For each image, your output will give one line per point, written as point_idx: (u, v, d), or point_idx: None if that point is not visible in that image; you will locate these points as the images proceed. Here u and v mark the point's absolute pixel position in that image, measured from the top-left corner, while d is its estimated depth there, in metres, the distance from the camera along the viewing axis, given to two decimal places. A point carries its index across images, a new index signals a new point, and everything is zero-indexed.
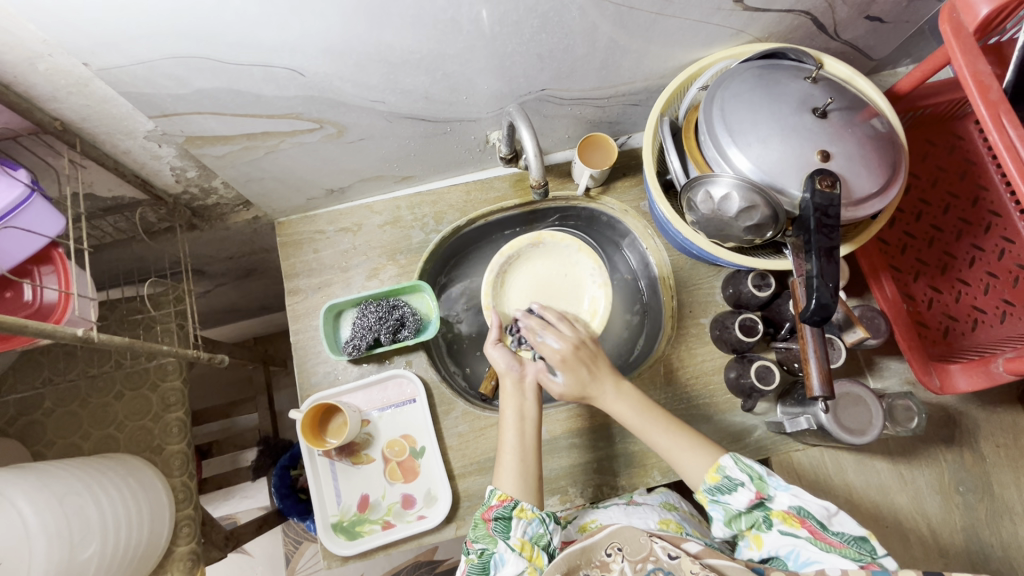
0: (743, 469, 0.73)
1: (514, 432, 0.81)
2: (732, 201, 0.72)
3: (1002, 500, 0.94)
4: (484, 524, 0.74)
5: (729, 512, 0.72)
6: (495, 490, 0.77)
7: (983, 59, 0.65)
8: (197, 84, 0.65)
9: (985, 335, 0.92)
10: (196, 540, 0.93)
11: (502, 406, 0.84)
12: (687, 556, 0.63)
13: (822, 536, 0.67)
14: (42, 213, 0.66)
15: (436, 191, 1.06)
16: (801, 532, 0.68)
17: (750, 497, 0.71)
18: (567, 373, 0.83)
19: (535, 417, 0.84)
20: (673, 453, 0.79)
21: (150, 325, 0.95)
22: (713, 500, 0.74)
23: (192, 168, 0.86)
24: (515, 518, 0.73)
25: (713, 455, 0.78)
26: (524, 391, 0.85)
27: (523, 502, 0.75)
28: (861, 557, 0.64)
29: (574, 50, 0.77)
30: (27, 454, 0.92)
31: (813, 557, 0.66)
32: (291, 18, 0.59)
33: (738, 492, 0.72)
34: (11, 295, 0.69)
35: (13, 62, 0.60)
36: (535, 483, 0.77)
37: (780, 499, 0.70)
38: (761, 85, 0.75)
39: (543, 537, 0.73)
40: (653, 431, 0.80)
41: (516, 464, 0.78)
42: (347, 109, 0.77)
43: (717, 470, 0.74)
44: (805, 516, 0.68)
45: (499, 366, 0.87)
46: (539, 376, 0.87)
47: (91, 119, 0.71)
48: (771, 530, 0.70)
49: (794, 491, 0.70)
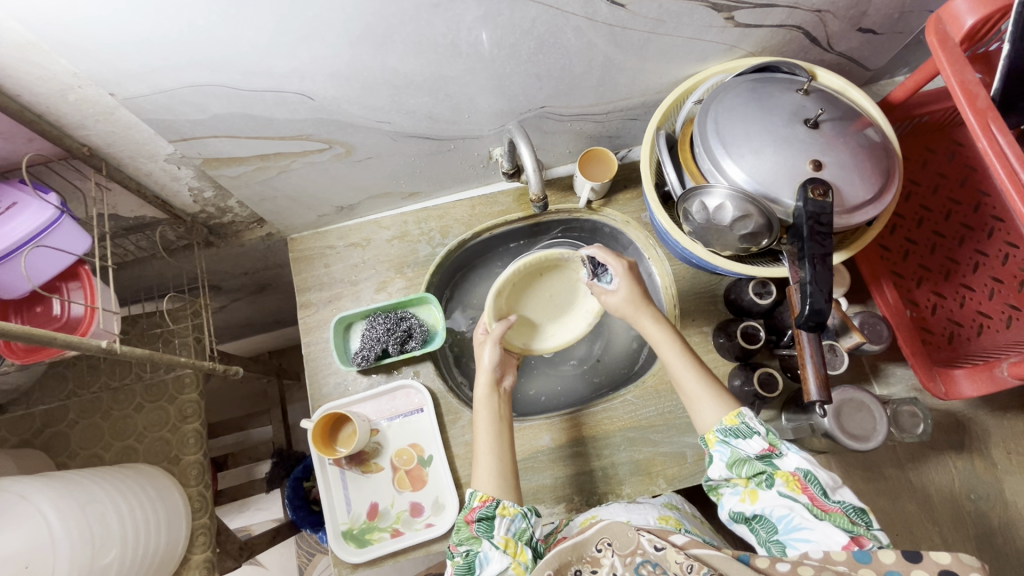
0: (763, 422, 0.71)
1: (489, 433, 0.84)
2: (726, 210, 0.74)
3: (1014, 507, 0.93)
4: (467, 526, 0.75)
5: (735, 455, 0.71)
6: (476, 491, 0.78)
7: (970, 68, 0.67)
8: (213, 110, 0.69)
9: (991, 340, 0.92)
10: (211, 549, 0.95)
11: (475, 407, 0.87)
12: (673, 547, 0.63)
13: (819, 503, 0.65)
14: (70, 233, 0.71)
15: (442, 206, 1.10)
16: (800, 497, 0.66)
17: (762, 447, 0.69)
18: (622, 282, 0.87)
19: (509, 418, 0.87)
20: (696, 396, 0.78)
21: (168, 339, 1.00)
22: (723, 441, 0.72)
23: (208, 188, 0.91)
24: (498, 516, 0.74)
25: (729, 405, 0.76)
26: (500, 394, 0.89)
27: (504, 500, 0.76)
28: (853, 527, 0.63)
29: (571, 68, 0.80)
30: (51, 463, 0.96)
31: (803, 523, 0.66)
32: (300, 46, 0.63)
33: (751, 439, 0.70)
34: (42, 310, 0.74)
35: (45, 94, 0.65)
36: (512, 481, 0.79)
37: (788, 460, 0.68)
38: (754, 98, 0.77)
39: (526, 531, 0.75)
40: (664, 346, 0.82)
41: (493, 463, 0.80)
42: (354, 130, 0.81)
43: (737, 414, 0.72)
44: (809, 482, 0.66)
45: (483, 363, 0.90)
46: (513, 386, 0.92)
47: (115, 144, 0.76)
48: (770, 489, 0.69)
49: (804, 456, 0.68)
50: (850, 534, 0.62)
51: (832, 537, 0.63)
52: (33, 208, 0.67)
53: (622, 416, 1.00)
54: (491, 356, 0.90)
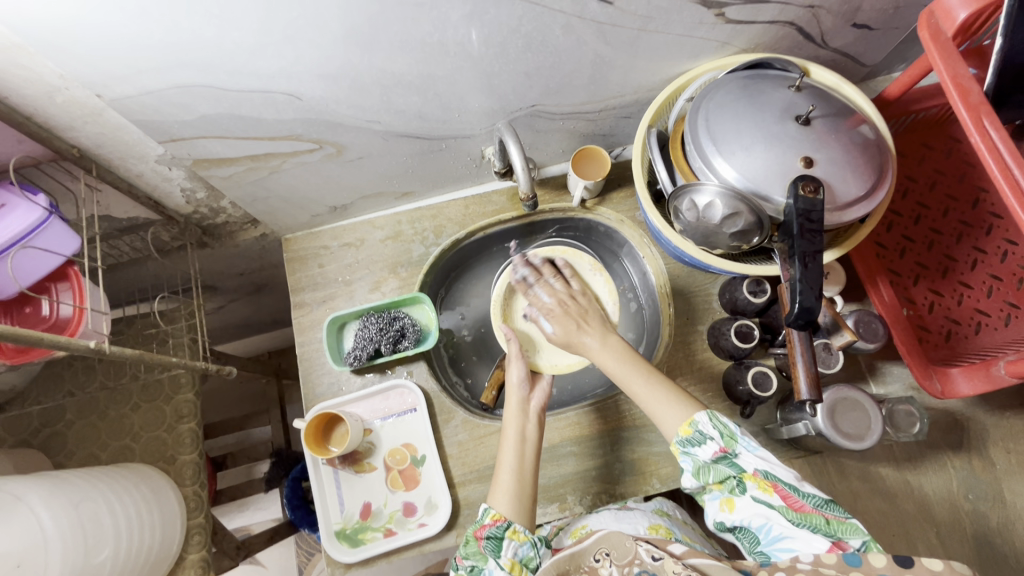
0: (716, 425, 0.71)
1: (514, 453, 0.83)
2: (716, 208, 0.74)
3: (1013, 507, 0.92)
4: (475, 541, 0.75)
5: (698, 463, 0.71)
6: (489, 508, 0.77)
7: (963, 63, 0.65)
8: (201, 110, 0.69)
9: (988, 338, 0.90)
10: (206, 548, 0.96)
11: (505, 422, 0.87)
12: (670, 557, 0.64)
13: (794, 503, 0.65)
14: (59, 233, 0.71)
15: (435, 206, 1.10)
16: (774, 499, 0.66)
17: (718, 450, 0.70)
18: (556, 321, 0.91)
19: (535, 439, 0.85)
20: (654, 405, 0.78)
21: (163, 339, 1.00)
22: (684, 452, 0.72)
23: (200, 189, 0.91)
24: (507, 539, 0.74)
25: (689, 410, 0.75)
26: (527, 414, 0.87)
27: (516, 524, 0.76)
28: (831, 529, 0.62)
29: (561, 66, 0.80)
30: (48, 463, 0.97)
31: (783, 531, 0.65)
32: (285, 46, 0.63)
33: (705, 446, 0.71)
34: (31, 311, 0.75)
35: (32, 96, 0.65)
36: (528, 503, 0.79)
37: (746, 459, 0.68)
38: (745, 95, 0.76)
39: (532, 559, 0.75)
40: (632, 380, 0.79)
41: (513, 485, 0.80)
42: (344, 129, 0.81)
43: (690, 422, 0.72)
44: (775, 480, 0.66)
45: (511, 381, 0.91)
46: (542, 405, 0.90)
47: (105, 145, 0.76)
48: (743, 495, 0.68)
49: (763, 455, 0.68)
50: (830, 537, 0.62)
51: (812, 542, 0.62)
52: (21, 209, 0.68)
53: (617, 415, 0.99)
54: (518, 373, 0.91)
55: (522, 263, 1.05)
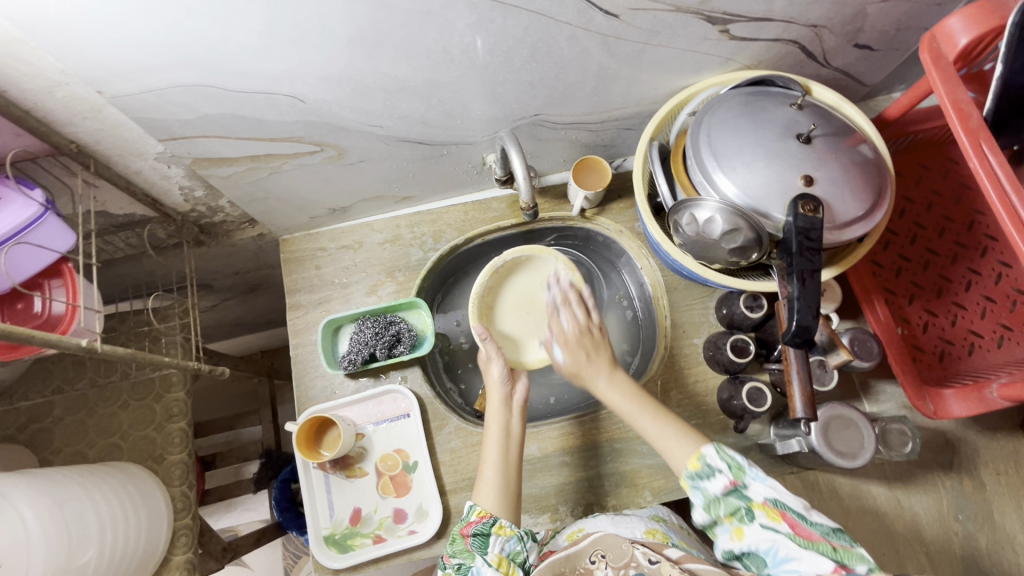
0: (724, 458, 0.70)
1: (497, 449, 0.82)
2: (715, 224, 0.74)
3: (1003, 529, 0.92)
4: (463, 539, 0.75)
5: (707, 497, 0.70)
6: (475, 505, 0.77)
7: (963, 87, 0.66)
8: (203, 110, 0.69)
9: (981, 360, 0.91)
10: (192, 550, 0.94)
11: (486, 421, 0.86)
12: (667, 561, 0.65)
13: (802, 531, 0.63)
14: (54, 230, 0.70)
15: (435, 211, 1.09)
16: (781, 526, 0.64)
17: (727, 483, 0.68)
18: (568, 350, 0.86)
19: (518, 434, 0.86)
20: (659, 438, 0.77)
21: (156, 337, 0.99)
22: (693, 486, 0.71)
23: (199, 188, 0.90)
24: (494, 535, 0.73)
25: (697, 444, 0.74)
26: (512, 408, 0.87)
27: (501, 518, 0.75)
28: (838, 554, 0.61)
29: (565, 77, 0.80)
30: (34, 460, 0.95)
31: (790, 554, 0.63)
32: (290, 49, 0.63)
33: (714, 478, 0.69)
34: (23, 307, 0.74)
35: (32, 90, 0.64)
36: (514, 500, 0.79)
37: (755, 489, 0.66)
38: (747, 111, 0.76)
39: (519, 554, 0.73)
40: (640, 416, 0.79)
41: (498, 479, 0.80)
42: (346, 133, 0.80)
43: (699, 455, 0.72)
44: (784, 509, 0.65)
45: (492, 379, 0.89)
46: (525, 396, 0.90)
47: (104, 142, 0.75)
48: (752, 523, 0.66)
49: (772, 483, 0.67)
50: (837, 561, 0.61)
51: (820, 566, 0.61)
52: (17, 204, 0.67)
53: (612, 426, 0.99)
54: (500, 369, 0.89)
55: (498, 262, 1.00)
